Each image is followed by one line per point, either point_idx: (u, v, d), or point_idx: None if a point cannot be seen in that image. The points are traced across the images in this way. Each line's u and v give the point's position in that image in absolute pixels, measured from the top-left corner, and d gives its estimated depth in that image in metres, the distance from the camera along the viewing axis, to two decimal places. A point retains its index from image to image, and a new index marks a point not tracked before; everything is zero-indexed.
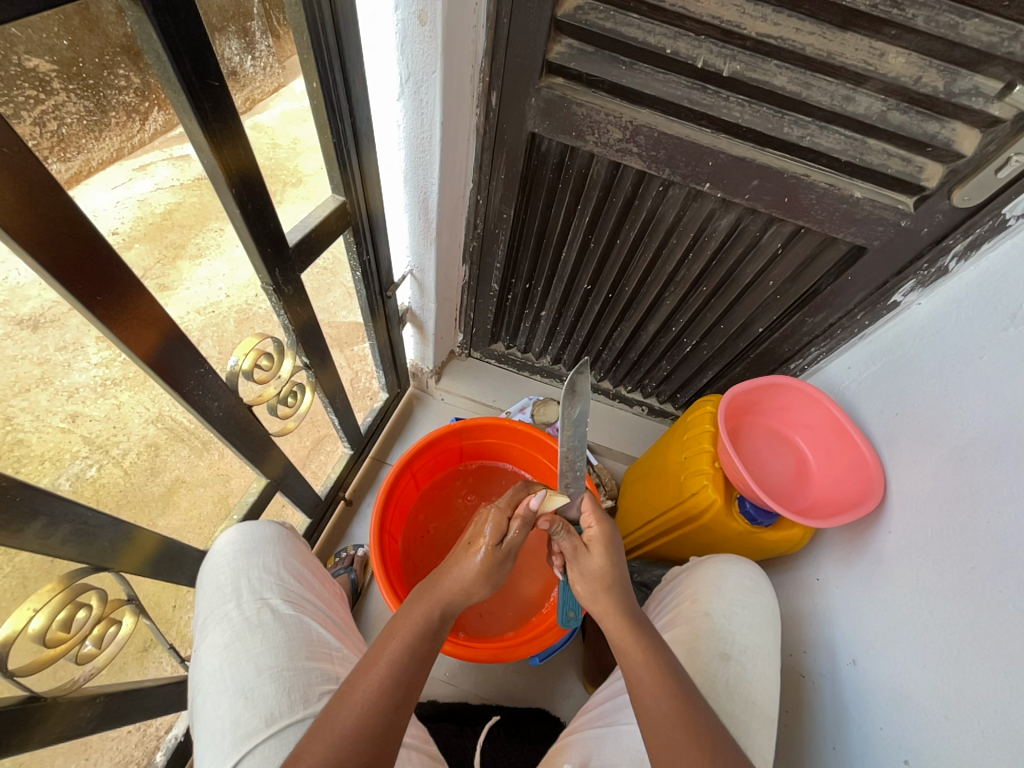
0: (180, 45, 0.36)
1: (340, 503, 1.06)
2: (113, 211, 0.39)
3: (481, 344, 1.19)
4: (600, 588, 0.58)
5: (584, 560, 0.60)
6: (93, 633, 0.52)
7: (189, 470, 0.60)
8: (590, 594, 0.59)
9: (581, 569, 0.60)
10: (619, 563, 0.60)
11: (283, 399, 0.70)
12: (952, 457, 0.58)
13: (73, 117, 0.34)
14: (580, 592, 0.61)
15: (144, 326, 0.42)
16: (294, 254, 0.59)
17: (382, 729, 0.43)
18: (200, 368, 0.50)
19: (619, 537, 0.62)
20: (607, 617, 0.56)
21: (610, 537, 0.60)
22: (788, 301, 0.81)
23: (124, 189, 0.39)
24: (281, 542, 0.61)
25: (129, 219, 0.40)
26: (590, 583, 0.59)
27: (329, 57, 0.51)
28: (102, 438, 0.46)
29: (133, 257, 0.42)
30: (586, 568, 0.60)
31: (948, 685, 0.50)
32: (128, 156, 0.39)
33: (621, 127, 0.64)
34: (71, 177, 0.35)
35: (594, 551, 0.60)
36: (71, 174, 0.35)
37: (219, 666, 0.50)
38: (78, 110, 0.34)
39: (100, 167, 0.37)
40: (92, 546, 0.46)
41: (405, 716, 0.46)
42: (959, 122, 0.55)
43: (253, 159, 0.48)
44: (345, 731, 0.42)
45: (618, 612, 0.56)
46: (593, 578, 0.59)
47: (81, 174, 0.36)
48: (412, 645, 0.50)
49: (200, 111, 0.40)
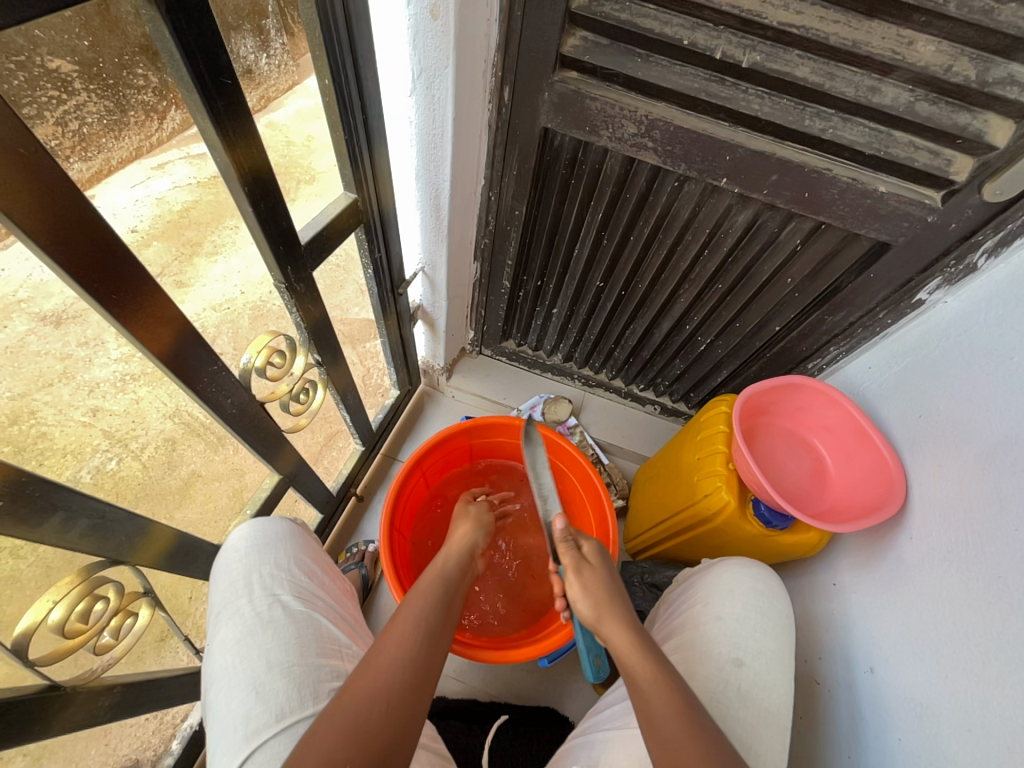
0: (193, 44, 0.36)
1: (351, 499, 1.07)
2: (132, 209, 0.39)
3: (492, 341, 1.19)
4: (602, 601, 0.59)
5: (586, 573, 0.62)
6: (110, 625, 0.52)
7: (205, 464, 0.61)
8: (594, 611, 0.59)
9: (582, 579, 0.62)
10: (614, 579, 0.63)
11: (295, 396, 0.70)
12: (978, 462, 0.56)
13: (93, 117, 0.35)
14: (580, 611, 0.61)
15: (159, 324, 0.42)
16: (306, 252, 0.58)
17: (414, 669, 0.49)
18: (215, 366, 0.50)
19: (609, 559, 0.67)
20: (612, 626, 0.57)
21: (601, 555, 0.66)
22: (807, 299, 0.79)
23: (143, 188, 0.40)
24: (294, 538, 0.61)
25: (148, 217, 0.41)
26: (591, 593, 0.60)
27: (341, 55, 0.51)
28: (123, 432, 0.47)
29: (151, 254, 0.42)
30: (588, 580, 0.61)
31: (970, 695, 0.49)
32: (147, 154, 0.40)
33: (636, 122, 0.63)
34: (92, 176, 0.36)
35: (595, 567, 0.64)
36: (91, 172, 0.36)
37: (231, 660, 0.50)
38: (99, 109, 0.35)
39: (119, 166, 0.38)
40: (109, 540, 0.47)
41: (426, 674, 0.50)
42: (992, 112, 0.52)
43: (267, 157, 0.47)
44: (381, 674, 0.48)
45: (620, 622, 0.57)
46: (595, 591, 0.60)
47: (102, 173, 0.36)
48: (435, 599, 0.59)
49: (213, 109, 0.39)
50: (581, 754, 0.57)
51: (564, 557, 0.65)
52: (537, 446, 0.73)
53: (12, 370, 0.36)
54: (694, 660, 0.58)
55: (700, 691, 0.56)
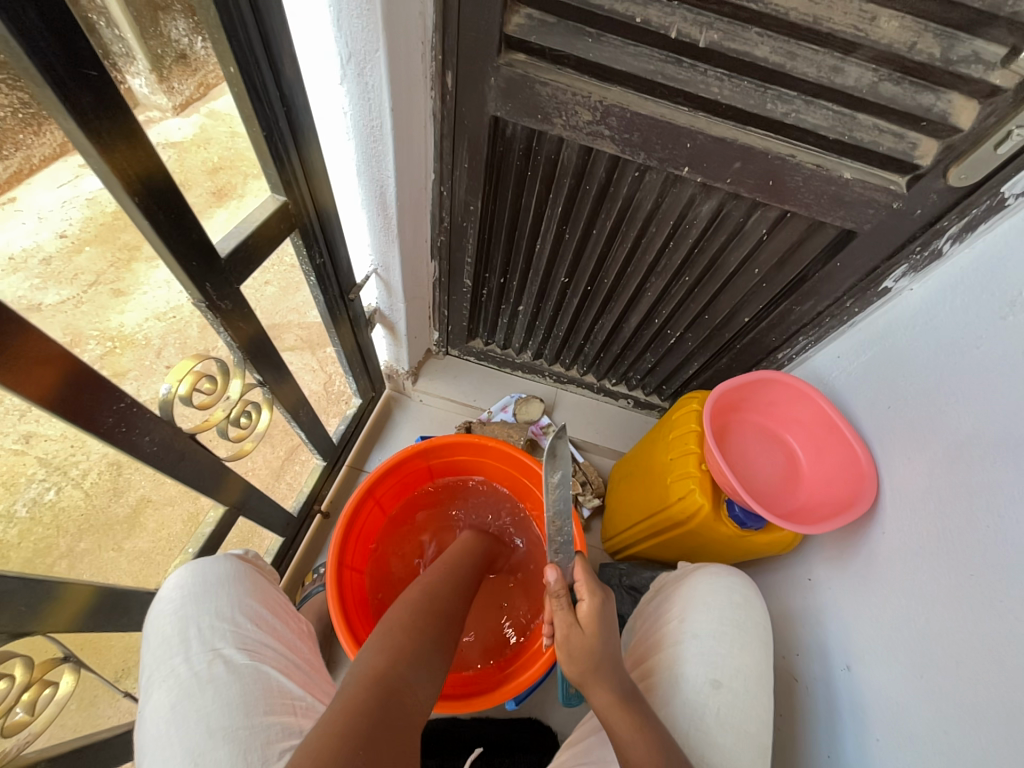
0: (41, 29, 0.30)
1: (316, 516, 1.02)
2: (60, 211, 0.37)
3: (458, 341, 1.14)
4: (589, 669, 0.52)
5: (575, 639, 0.53)
6: (22, 700, 0.47)
7: (156, 488, 0.56)
8: (579, 673, 0.53)
9: (569, 647, 0.53)
10: (611, 640, 0.54)
11: (234, 420, 0.63)
12: (949, 454, 0.55)
13: (6, 112, 0.31)
14: (566, 669, 0.55)
15: (37, 366, 0.36)
16: (228, 265, 0.52)
17: (467, 579, 0.64)
18: (123, 402, 0.44)
19: (610, 611, 0.56)
20: (596, 691, 0.51)
21: (601, 612, 0.55)
22: (775, 289, 0.77)
23: (70, 188, 0.37)
24: (239, 581, 0.56)
25: (79, 220, 0.39)
26: (578, 662, 0.52)
27: (248, 39, 0.45)
28: (60, 459, 0.43)
29: (84, 260, 0.40)
30: (575, 649, 0.53)
31: (943, 697, 0.48)
32: (73, 153, 0.36)
33: (590, 108, 0.58)
34: (11, 177, 0.34)
35: (587, 629, 0.53)
36: (9, 173, 0.34)
37: (165, 729, 0.45)
38: (11, 102, 0.31)
39: (42, 165, 0.35)
40: (3, 613, 0.41)
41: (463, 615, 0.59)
42: (957, 92, 0.50)
43: (161, 160, 0.41)
44: (447, 574, 0.62)
45: (608, 687, 0.50)
46: (581, 660, 0.52)
47: (20, 174, 0.34)
48: (469, 554, 0.69)
49: (77, 108, 0.33)
50: None
51: (554, 613, 0.54)
52: (563, 461, 0.55)
53: None
54: (671, 683, 0.56)
55: (676, 715, 0.54)
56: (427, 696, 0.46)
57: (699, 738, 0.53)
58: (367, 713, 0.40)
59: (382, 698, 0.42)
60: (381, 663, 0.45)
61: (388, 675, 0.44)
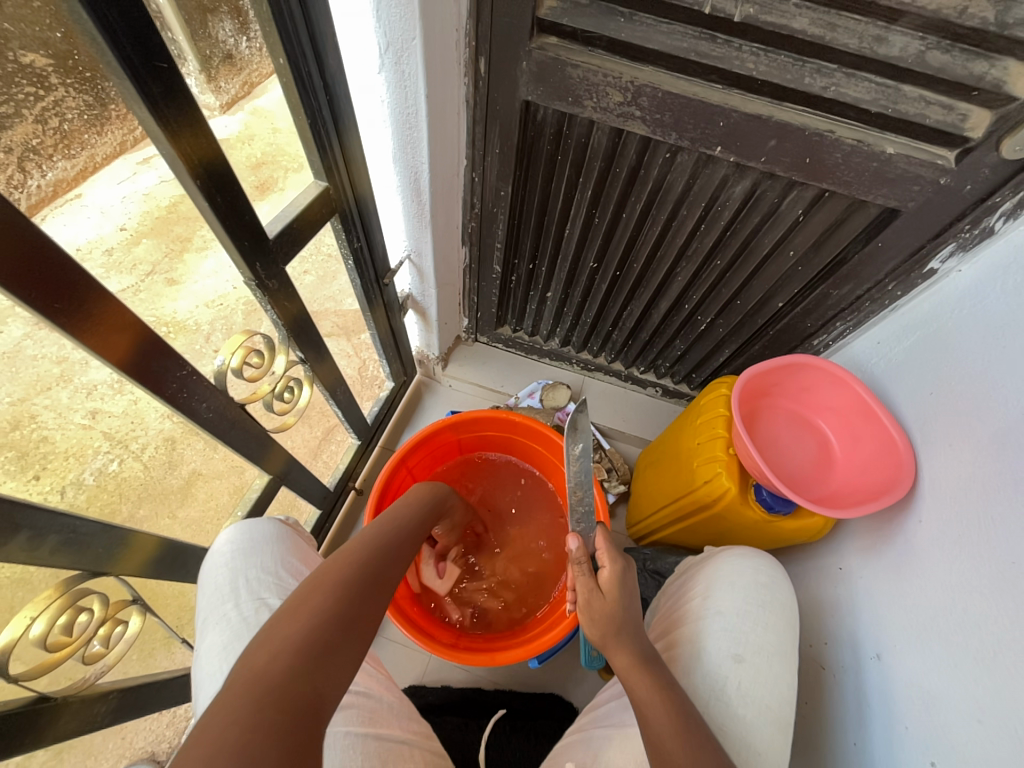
0: (117, 24, 0.33)
1: (350, 492, 1.06)
2: (120, 206, 0.42)
3: (487, 328, 1.16)
4: (609, 631, 0.53)
5: (596, 602, 0.55)
6: (99, 633, 0.52)
7: (205, 462, 0.63)
8: (600, 636, 0.54)
9: (591, 609, 0.55)
10: (632, 605, 0.56)
11: (278, 394, 0.68)
12: (994, 439, 0.53)
13: (73, 113, 0.36)
14: (587, 633, 0.56)
15: (115, 331, 0.40)
16: (275, 246, 0.56)
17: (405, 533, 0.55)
18: (184, 370, 0.49)
19: (631, 579, 0.57)
20: (616, 654, 0.52)
21: (623, 579, 0.56)
22: (811, 273, 0.75)
23: (130, 184, 0.42)
24: (281, 540, 0.61)
25: (136, 214, 0.43)
26: (598, 624, 0.54)
27: (295, 30, 0.47)
28: (122, 433, 0.49)
29: (142, 251, 0.45)
30: (596, 611, 0.54)
31: (981, 685, 0.47)
32: (132, 149, 0.41)
33: (621, 89, 0.58)
34: (79, 173, 0.38)
35: (608, 595, 0.55)
36: (77, 170, 0.38)
37: (219, 666, 0.50)
38: (78, 104, 0.36)
39: (105, 163, 0.40)
40: (85, 553, 0.46)
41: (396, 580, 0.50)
42: (1013, 59, 0.47)
43: (219, 145, 0.44)
44: (380, 533, 0.53)
45: (628, 651, 0.51)
46: (602, 622, 0.54)
47: (86, 171, 0.39)
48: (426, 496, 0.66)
49: (149, 97, 0.37)
50: (578, 751, 0.55)
51: (577, 579, 0.57)
52: (584, 434, 0.60)
53: (11, 375, 0.37)
54: (693, 656, 0.57)
55: (697, 686, 0.55)
56: (338, 686, 0.37)
57: (718, 711, 0.53)
58: (234, 729, 0.30)
59: (261, 704, 0.32)
60: (260, 662, 0.35)
61: (271, 672, 0.34)
